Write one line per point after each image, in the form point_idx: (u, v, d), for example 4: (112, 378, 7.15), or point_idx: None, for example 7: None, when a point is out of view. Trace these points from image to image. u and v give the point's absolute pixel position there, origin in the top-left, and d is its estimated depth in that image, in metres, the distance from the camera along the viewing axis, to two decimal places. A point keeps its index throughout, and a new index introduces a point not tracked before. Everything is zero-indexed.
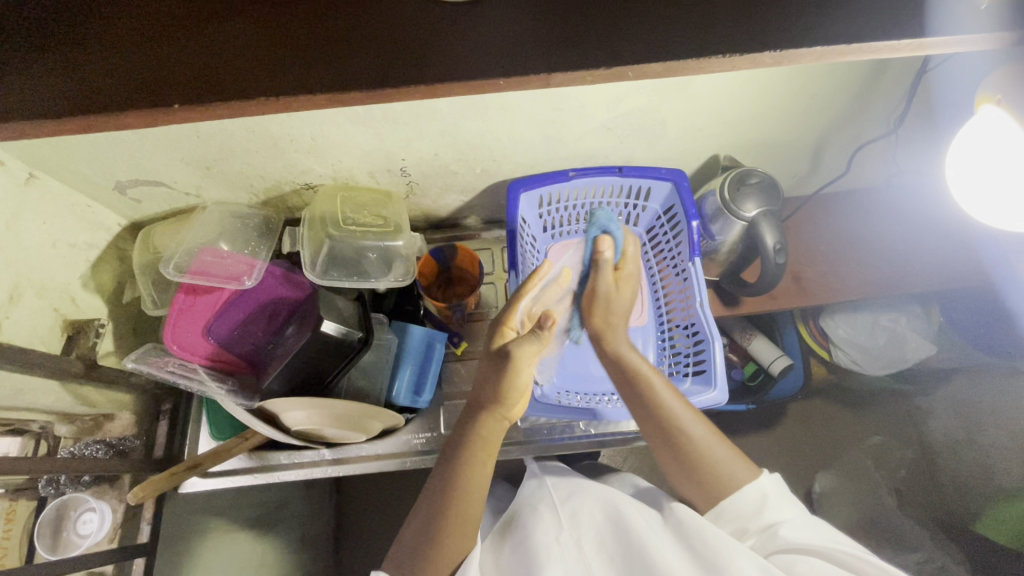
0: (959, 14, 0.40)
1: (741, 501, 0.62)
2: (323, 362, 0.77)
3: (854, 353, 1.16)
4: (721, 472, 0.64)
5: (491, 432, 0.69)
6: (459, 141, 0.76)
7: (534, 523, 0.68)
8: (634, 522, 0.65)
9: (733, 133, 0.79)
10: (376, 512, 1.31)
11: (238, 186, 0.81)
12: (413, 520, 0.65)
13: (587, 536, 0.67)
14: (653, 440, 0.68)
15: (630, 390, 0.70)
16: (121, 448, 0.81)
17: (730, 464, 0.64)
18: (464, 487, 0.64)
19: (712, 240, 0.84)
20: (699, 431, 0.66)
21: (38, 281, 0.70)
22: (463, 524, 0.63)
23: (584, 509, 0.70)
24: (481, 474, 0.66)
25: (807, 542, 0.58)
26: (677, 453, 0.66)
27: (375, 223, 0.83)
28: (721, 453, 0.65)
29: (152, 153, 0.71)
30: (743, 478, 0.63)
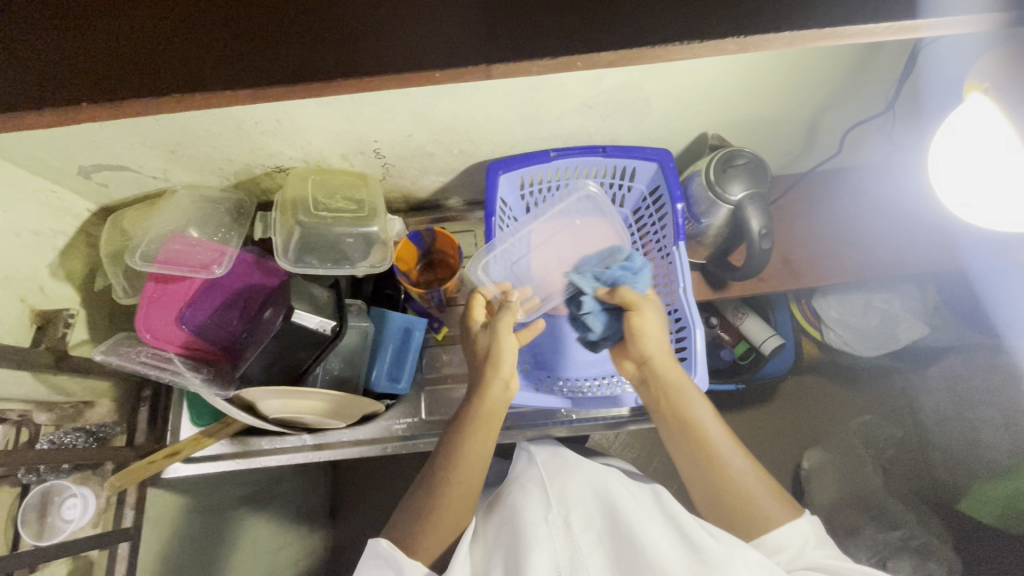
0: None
1: (784, 536, 0.59)
2: (298, 352, 0.75)
3: (846, 333, 1.14)
4: (756, 507, 0.61)
5: (493, 395, 0.70)
6: (432, 121, 0.72)
7: (522, 503, 0.64)
8: (621, 500, 0.61)
9: (721, 111, 0.76)
10: (370, 487, 1.33)
11: (208, 169, 0.78)
12: (416, 491, 0.66)
13: (574, 513, 0.61)
14: (692, 477, 0.66)
15: (677, 426, 0.68)
16: (102, 435, 0.81)
17: (764, 499, 0.62)
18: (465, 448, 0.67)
19: (698, 223, 0.82)
20: (742, 468, 0.64)
21: (2, 271, 0.68)
22: (460, 506, 0.64)
23: (572, 485, 0.66)
24: (481, 444, 0.67)
25: (840, 567, 0.56)
26: (717, 498, 0.64)
27: (348, 207, 0.80)
28: (762, 492, 0.63)
29: (112, 137, 0.68)
30: (782, 517, 0.61)
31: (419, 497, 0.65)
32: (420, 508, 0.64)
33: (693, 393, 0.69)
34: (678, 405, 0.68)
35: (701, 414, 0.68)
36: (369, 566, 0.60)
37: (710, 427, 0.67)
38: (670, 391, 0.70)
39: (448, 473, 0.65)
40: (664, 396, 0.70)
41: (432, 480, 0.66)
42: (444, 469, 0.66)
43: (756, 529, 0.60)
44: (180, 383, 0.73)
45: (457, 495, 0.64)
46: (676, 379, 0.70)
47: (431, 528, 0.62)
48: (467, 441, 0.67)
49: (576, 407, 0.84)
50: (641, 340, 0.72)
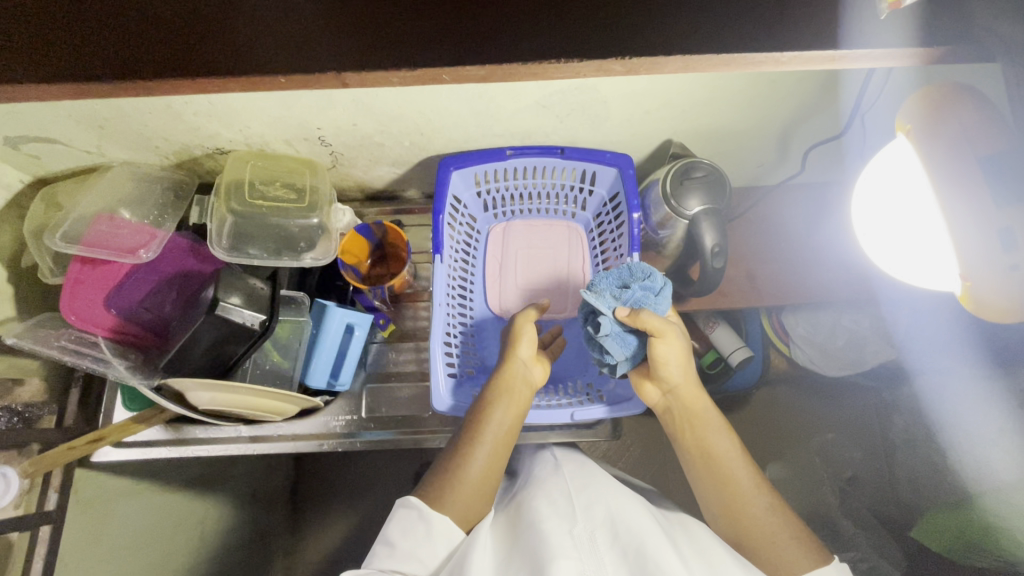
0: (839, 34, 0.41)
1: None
2: (226, 344, 0.72)
3: (812, 351, 1.12)
4: (779, 548, 0.62)
5: (511, 375, 0.72)
6: (378, 112, 0.69)
7: (546, 509, 0.60)
8: (650, 526, 0.57)
9: (684, 120, 0.72)
10: (329, 473, 1.34)
11: (145, 147, 0.75)
12: (436, 465, 0.66)
13: (600, 529, 0.58)
14: (715, 508, 0.67)
15: (698, 456, 0.69)
16: (28, 416, 0.78)
17: (789, 540, 0.62)
18: (486, 418, 0.68)
19: (655, 233, 0.79)
20: (763, 505, 0.64)
21: None
22: (482, 482, 0.64)
23: (601, 499, 0.62)
24: (504, 417, 0.68)
25: None
26: (737, 532, 0.64)
27: (288, 195, 0.77)
28: (784, 533, 0.62)
29: (32, 109, 0.64)
30: (803, 561, 0.60)
31: (443, 468, 0.65)
32: (441, 473, 0.64)
33: (715, 426, 0.69)
34: (699, 440, 0.69)
35: (727, 449, 0.68)
36: (398, 515, 0.61)
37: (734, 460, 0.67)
38: (693, 420, 0.70)
39: (476, 445, 0.66)
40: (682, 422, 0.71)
41: (457, 452, 0.66)
42: (471, 443, 0.66)
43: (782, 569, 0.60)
44: (104, 371, 0.71)
45: (479, 461, 0.64)
46: (701, 409, 0.70)
47: (455, 484, 0.63)
48: (496, 416, 0.68)
49: None
50: (665, 368, 0.68)
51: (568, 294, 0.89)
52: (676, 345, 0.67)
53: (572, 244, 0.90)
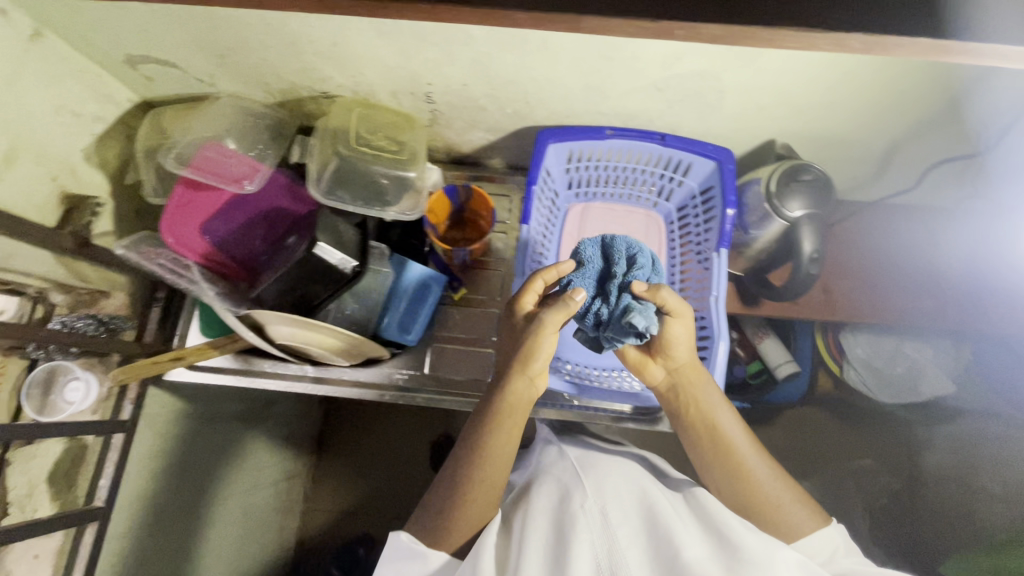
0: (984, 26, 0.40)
1: (816, 545, 0.61)
2: (313, 284, 0.74)
3: (867, 374, 1.08)
4: (784, 514, 0.63)
5: (519, 393, 0.66)
6: (491, 74, 0.69)
7: (561, 495, 0.65)
8: (660, 505, 0.60)
9: (797, 119, 0.70)
10: (360, 426, 1.39)
11: (253, 81, 0.76)
12: (439, 485, 0.65)
13: (612, 505, 0.61)
14: (717, 480, 0.67)
15: (699, 430, 0.68)
16: (112, 327, 0.81)
17: (795, 510, 0.63)
18: (489, 442, 0.64)
19: (745, 234, 0.79)
20: (767, 477, 0.66)
21: (38, 145, 0.67)
22: (482, 505, 0.62)
23: (610, 484, 0.65)
24: (505, 440, 0.64)
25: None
26: (743, 500, 0.65)
27: (389, 147, 0.78)
28: (790, 498, 0.64)
29: (162, 30, 0.66)
30: (809, 524, 0.62)
31: (444, 492, 0.63)
32: (444, 496, 0.63)
33: (719, 403, 0.69)
34: (708, 419, 0.68)
35: (728, 423, 0.68)
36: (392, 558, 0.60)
37: (738, 437, 0.67)
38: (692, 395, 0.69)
39: (475, 473, 0.63)
40: (684, 398, 0.70)
41: (458, 481, 0.63)
42: (469, 469, 0.63)
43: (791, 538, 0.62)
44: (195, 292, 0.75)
45: (481, 492, 0.62)
46: (709, 388, 0.69)
47: (459, 510, 0.61)
48: (493, 439, 0.64)
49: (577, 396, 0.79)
50: (676, 349, 0.68)
51: None
52: (684, 324, 0.67)
53: (650, 233, 0.90)
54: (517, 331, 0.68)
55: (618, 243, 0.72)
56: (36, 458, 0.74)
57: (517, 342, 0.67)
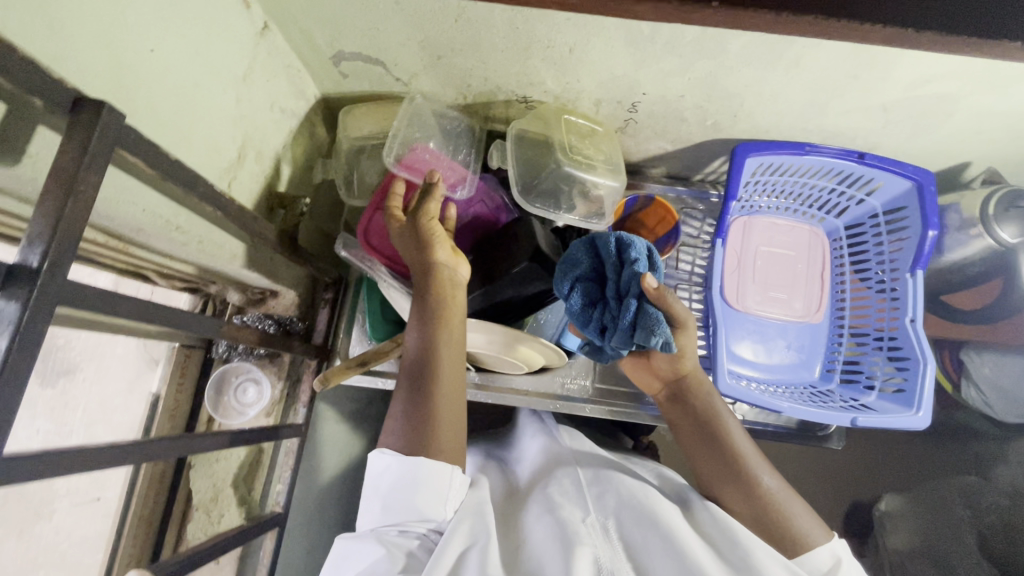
0: None
1: (817, 558, 0.55)
2: (515, 293, 0.72)
3: (990, 394, 1.10)
4: (794, 521, 0.57)
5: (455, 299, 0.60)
6: (717, 88, 0.68)
7: (559, 497, 0.59)
8: (666, 508, 0.57)
9: (1011, 144, 0.71)
10: None
11: (454, 82, 0.74)
12: (397, 408, 0.56)
13: (616, 518, 0.57)
14: (722, 492, 0.61)
15: (703, 437, 0.63)
16: (287, 327, 0.82)
17: (804, 518, 0.58)
18: (438, 353, 0.57)
19: (939, 254, 0.78)
20: (778, 486, 0.60)
21: (257, 144, 0.65)
22: (455, 420, 0.56)
23: (611, 489, 0.60)
24: (453, 343, 0.58)
25: None
26: (756, 514, 0.58)
27: (595, 157, 0.77)
28: (800, 509, 0.59)
29: (393, 28, 0.64)
30: (816, 535, 0.57)
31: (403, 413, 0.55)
32: (410, 415, 0.55)
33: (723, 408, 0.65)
34: (712, 426, 0.63)
35: (734, 431, 0.63)
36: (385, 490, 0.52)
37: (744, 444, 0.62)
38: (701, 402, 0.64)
39: (441, 383, 0.56)
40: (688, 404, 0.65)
41: (423, 396, 0.55)
42: (428, 381, 0.56)
43: (798, 551, 0.56)
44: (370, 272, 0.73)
45: (447, 397, 0.56)
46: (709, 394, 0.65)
47: (429, 421, 0.54)
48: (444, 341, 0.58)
49: (789, 415, 0.75)
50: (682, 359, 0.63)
51: (810, 297, 0.88)
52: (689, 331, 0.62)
53: (815, 249, 0.89)
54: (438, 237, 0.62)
55: (605, 239, 0.62)
56: (220, 463, 0.74)
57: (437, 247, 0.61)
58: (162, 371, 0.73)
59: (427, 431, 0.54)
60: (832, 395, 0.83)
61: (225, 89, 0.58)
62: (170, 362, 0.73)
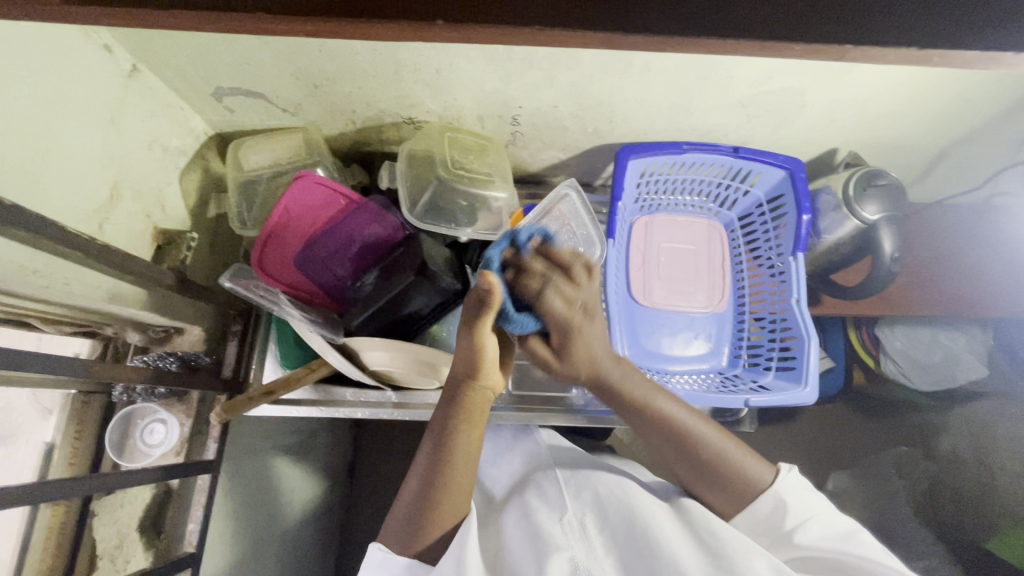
0: None
1: (761, 503, 0.62)
2: (414, 310, 0.75)
3: (905, 365, 1.15)
4: (741, 473, 0.63)
5: (476, 400, 0.59)
6: (585, 97, 0.71)
7: (541, 501, 0.66)
8: (646, 510, 0.63)
9: (865, 130, 0.76)
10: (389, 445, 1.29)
11: (340, 110, 0.76)
12: (408, 486, 0.59)
13: (596, 517, 0.64)
14: (678, 466, 0.65)
15: (638, 421, 0.65)
16: (194, 363, 0.79)
17: (750, 465, 0.64)
18: (454, 462, 0.58)
19: (817, 237, 0.83)
20: (725, 447, 0.64)
21: (135, 183, 0.66)
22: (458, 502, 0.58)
23: (592, 489, 0.67)
24: (468, 445, 0.58)
25: (826, 552, 0.58)
26: (715, 478, 0.64)
27: (480, 172, 0.80)
28: (748, 460, 0.64)
29: (263, 62, 0.66)
30: (767, 476, 0.63)
31: (411, 500, 0.58)
32: (411, 508, 0.58)
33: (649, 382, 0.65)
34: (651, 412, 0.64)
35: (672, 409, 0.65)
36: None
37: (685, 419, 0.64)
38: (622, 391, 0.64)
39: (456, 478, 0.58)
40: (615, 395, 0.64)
41: (436, 482, 0.57)
42: (443, 473, 0.57)
43: (751, 501, 0.62)
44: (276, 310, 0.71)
45: (455, 493, 0.57)
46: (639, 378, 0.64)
47: (429, 516, 0.57)
48: (459, 443, 0.58)
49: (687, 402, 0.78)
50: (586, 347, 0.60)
51: (712, 288, 0.90)
52: (592, 317, 0.59)
53: (714, 241, 0.92)
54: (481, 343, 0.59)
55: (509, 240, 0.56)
56: (125, 507, 0.73)
57: (463, 357, 0.58)
58: (57, 421, 0.71)
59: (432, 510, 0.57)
60: (736, 379, 0.86)
61: (88, 131, 0.58)
62: (65, 412, 0.72)
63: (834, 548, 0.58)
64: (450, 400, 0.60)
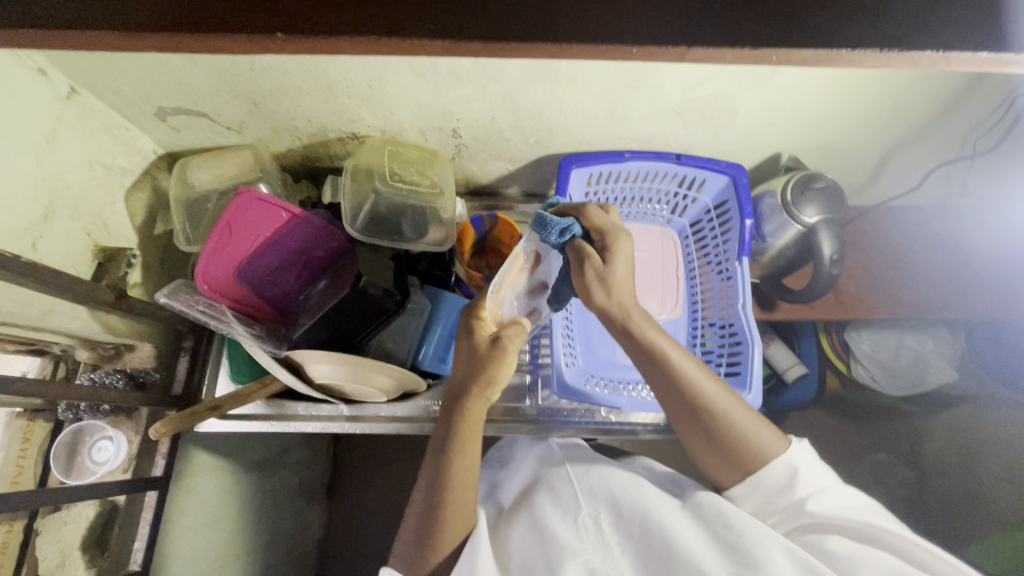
0: (953, 32, 0.39)
1: (773, 472, 0.59)
2: (358, 322, 0.76)
3: (875, 369, 1.13)
4: (753, 441, 0.60)
5: (474, 414, 0.60)
6: (519, 108, 0.72)
7: (552, 502, 0.65)
8: (656, 504, 0.61)
9: (803, 134, 0.77)
10: (362, 460, 1.28)
11: (284, 126, 0.77)
12: (416, 497, 0.60)
13: (608, 515, 0.62)
14: (689, 428, 0.61)
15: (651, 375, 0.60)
16: (140, 379, 0.80)
17: (761, 437, 0.60)
18: (456, 478, 0.58)
19: (763, 241, 0.83)
20: (739, 411, 0.60)
21: (73, 202, 0.67)
22: (460, 514, 0.58)
23: (602, 486, 0.66)
24: (471, 461, 0.59)
25: (842, 518, 0.56)
26: (722, 445, 0.61)
27: (422, 183, 0.80)
28: (757, 427, 0.61)
29: (198, 83, 0.67)
30: (774, 448, 0.60)
31: (418, 516, 0.59)
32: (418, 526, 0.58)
33: (664, 339, 0.60)
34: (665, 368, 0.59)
35: (685, 364, 0.60)
36: None
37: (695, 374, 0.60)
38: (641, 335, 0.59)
39: (456, 491, 0.58)
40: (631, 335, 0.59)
41: (438, 495, 0.58)
42: (443, 489, 0.58)
43: (757, 468, 0.60)
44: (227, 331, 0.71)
45: (456, 507, 0.58)
46: (661, 334, 0.59)
47: (440, 529, 0.57)
48: (461, 458, 0.58)
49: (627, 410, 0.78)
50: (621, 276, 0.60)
51: (666, 295, 0.90)
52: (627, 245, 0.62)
53: (667, 247, 0.92)
54: (479, 359, 0.61)
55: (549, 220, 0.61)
56: (68, 525, 0.73)
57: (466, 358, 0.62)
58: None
59: (437, 525, 0.58)
60: None
61: (20, 152, 0.60)
62: (8, 431, 0.69)
63: (847, 516, 0.56)
64: (453, 416, 0.61)
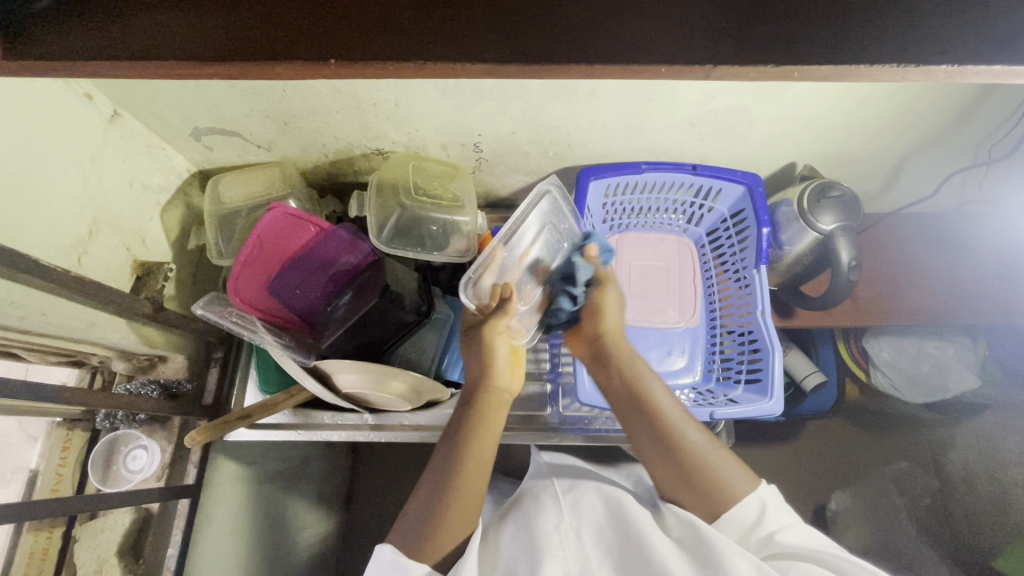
0: (996, 34, 0.38)
1: (741, 510, 0.60)
2: (385, 331, 0.80)
3: (895, 376, 1.13)
4: (721, 479, 0.62)
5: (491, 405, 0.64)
6: (539, 122, 0.74)
7: (536, 509, 0.65)
8: (638, 513, 0.62)
9: (817, 144, 0.78)
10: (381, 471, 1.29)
11: (311, 144, 0.80)
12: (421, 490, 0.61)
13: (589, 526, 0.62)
14: (658, 460, 0.64)
15: (629, 406, 0.67)
16: (173, 390, 0.83)
17: (730, 472, 0.62)
18: (466, 465, 0.60)
19: (780, 249, 0.84)
20: (710, 446, 0.64)
21: (115, 219, 0.71)
22: (465, 516, 0.59)
23: (585, 499, 0.66)
24: (481, 450, 0.61)
25: (807, 549, 0.57)
26: (688, 479, 0.63)
27: (444, 197, 0.83)
28: (727, 464, 0.63)
29: (233, 105, 0.71)
30: (744, 485, 0.62)
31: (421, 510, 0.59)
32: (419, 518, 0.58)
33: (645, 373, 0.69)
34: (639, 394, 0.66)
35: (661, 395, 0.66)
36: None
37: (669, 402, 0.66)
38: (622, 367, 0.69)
39: (461, 478, 0.59)
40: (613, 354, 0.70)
41: (445, 480, 0.59)
42: (450, 477, 0.59)
43: (725, 506, 0.61)
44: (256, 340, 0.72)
45: (462, 500, 0.59)
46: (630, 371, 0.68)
47: (445, 519, 0.58)
48: (472, 448, 0.61)
49: None
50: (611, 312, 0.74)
51: (683, 303, 0.91)
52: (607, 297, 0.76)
53: (684, 257, 0.93)
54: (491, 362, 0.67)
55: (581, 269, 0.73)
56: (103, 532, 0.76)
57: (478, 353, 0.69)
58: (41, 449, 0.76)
59: (438, 522, 0.58)
60: (708, 393, 0.86)
61: (67, 173, 0.63)
62: (48, 440, 0.76)
63: (813, 548, 0.57)
64: (467, 408, 0.64)
